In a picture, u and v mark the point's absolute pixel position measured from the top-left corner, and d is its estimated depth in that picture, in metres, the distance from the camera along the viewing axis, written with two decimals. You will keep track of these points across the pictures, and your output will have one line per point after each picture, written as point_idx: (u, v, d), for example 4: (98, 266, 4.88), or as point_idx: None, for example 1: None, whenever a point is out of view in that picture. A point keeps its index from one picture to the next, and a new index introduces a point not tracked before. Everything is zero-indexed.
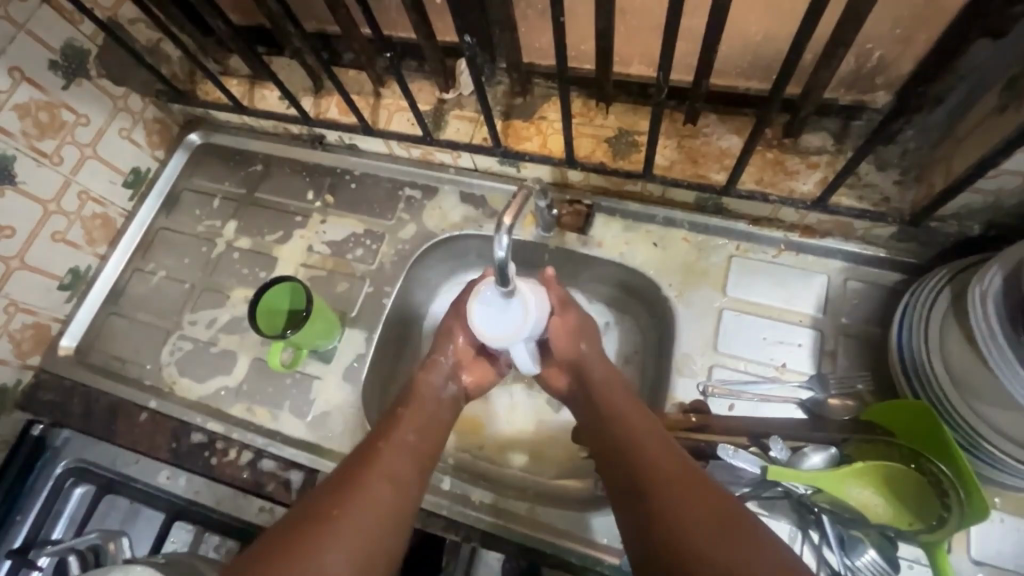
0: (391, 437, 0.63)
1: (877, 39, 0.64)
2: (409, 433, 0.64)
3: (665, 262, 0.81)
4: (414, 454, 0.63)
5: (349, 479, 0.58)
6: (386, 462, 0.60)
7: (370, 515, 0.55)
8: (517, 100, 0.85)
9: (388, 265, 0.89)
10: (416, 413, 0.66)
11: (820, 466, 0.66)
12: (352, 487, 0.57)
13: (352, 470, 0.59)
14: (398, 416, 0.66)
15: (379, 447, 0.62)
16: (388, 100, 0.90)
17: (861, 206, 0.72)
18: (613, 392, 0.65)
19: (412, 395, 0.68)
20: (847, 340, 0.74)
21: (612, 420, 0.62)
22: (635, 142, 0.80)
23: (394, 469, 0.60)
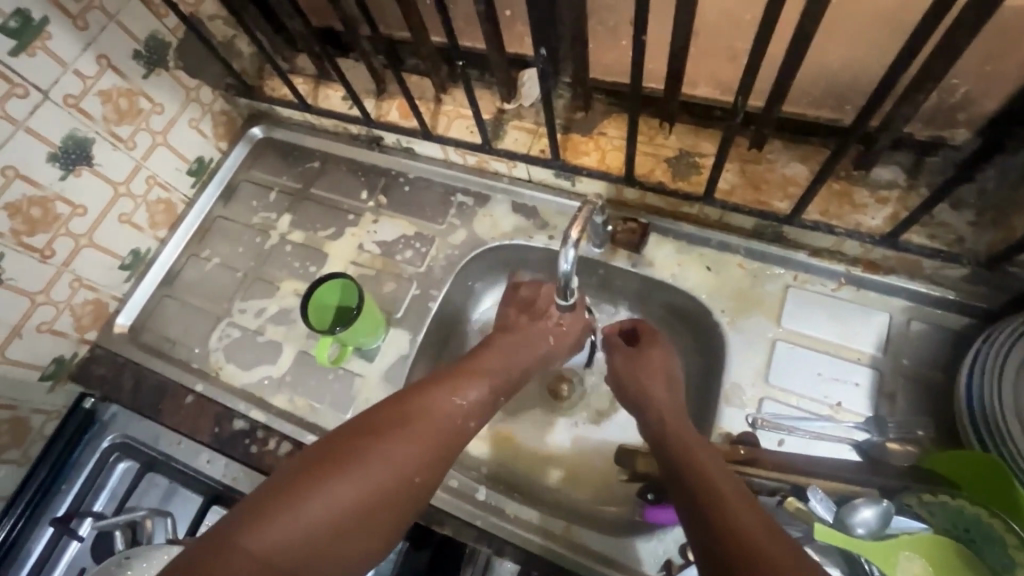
0: (458, 384, 0.62)
1: (964, 75, 0.61)
2: (478, 388, 0.63)
3: (719, 287, 0.79)
4: (473, 411, 0.62)
5: (411, 411, 0.58)
6: (449, 408, 0.60)
7: (415, 452, 0.55)
8: (578, 115, 0.85)
9: (437, 268, 0.89)
10: (497, 361, 0.67)
11: (871, 520, 0.61)
12: (411, 421, 0.57)
13: (418, 399, 0.59)
14: (476, 369, 0.65)
15: (446, 388, 0.61)
16: (448, 107, 0.92)
17: (932, 245, 0.69)
18: (684, 431, 0.62)
19: (495, 343, 0.70)
20: (907, 382, 0.71)
21: (678, 456, 0.58)
22: (696, 164, 0.79)
23: (452, 421, 0.59)
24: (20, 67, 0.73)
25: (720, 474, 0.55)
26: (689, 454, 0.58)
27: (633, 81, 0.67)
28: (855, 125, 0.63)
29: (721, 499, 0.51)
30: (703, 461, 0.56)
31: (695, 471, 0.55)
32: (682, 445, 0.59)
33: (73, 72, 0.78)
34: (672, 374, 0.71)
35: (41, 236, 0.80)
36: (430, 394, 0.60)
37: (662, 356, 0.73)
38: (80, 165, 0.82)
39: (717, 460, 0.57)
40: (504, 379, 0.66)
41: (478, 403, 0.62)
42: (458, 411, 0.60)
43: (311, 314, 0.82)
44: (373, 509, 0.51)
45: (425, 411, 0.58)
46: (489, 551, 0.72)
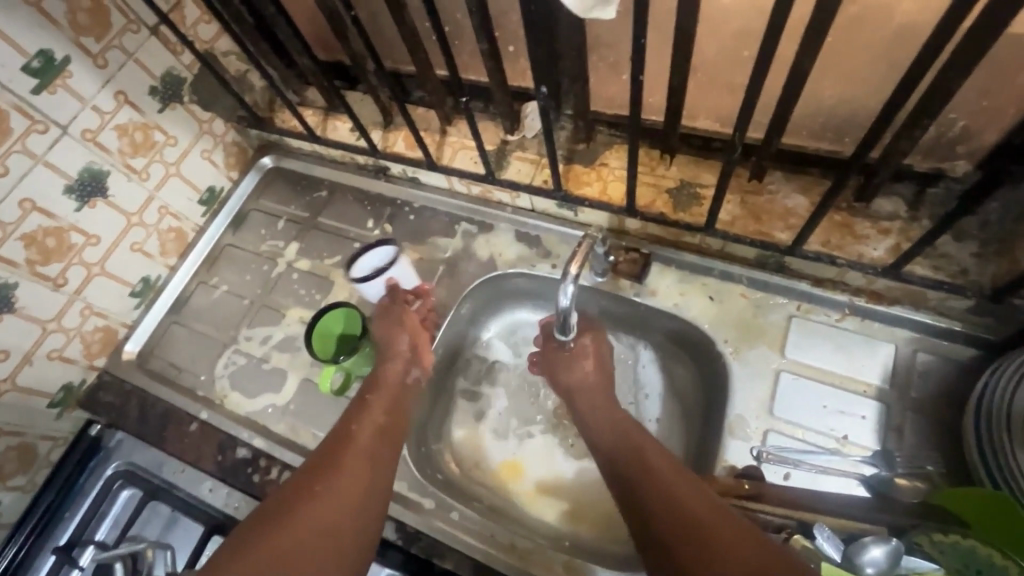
0: (359, 417, 0.73)
1: (962, 109, 0.61)
2: (376, 414, 0.74)
3: (721, 317, 0.79)
4: (379, 430, 0.72)
5: (330, 458, 0.68)
6: (359, 438, 0.70)
7: (339, 484, 0.65)
8: (579, 146, 0.86)
9: (442, 297, 0.90)
10: (383, 398, 0.76)
11: (880, 560, 0.57)
12: (328, 466, 0.67)
13: (328, 455, 0.68)
14: (364, 402, 0.75)
15: (347, 426, 0.72)
16: (453, 138, 0.93)
17: (935, 277, 0.69)
18: (639, 442, 0.68)
19: (376, 384, 0.77)
20: (915, 416, 0.70)
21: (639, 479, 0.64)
22: (697, 194, 0.80)
23: (366, 448, 0.69)
24: (41, 104, 0.75)
25: (680, 488, 0.61)
26: (649, 475, 0.63)
27: (632, 116, 0.69)
28: (853, 159, 0.63)
29: (686, 523, 0.57)
30: (661, 477, 0.63)
31: (657, 492, 0.61)
32: (641, 466, 0.65)
33: (91, 108, 0.81)
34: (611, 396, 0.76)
35: (55, 265, 0.82)
36: (345, 438, 0.71)
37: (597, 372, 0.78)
38: (95, 197, 0.85)
39: (676, 471, 0.63)
40: (387, 394, 0.76)
41: (375, 437, 0.71)
42: (370, 437, 0.71)
43: (316, 343, 0.83)
44: (318, 534, 0.61)
45: (335, 459, 0.68)
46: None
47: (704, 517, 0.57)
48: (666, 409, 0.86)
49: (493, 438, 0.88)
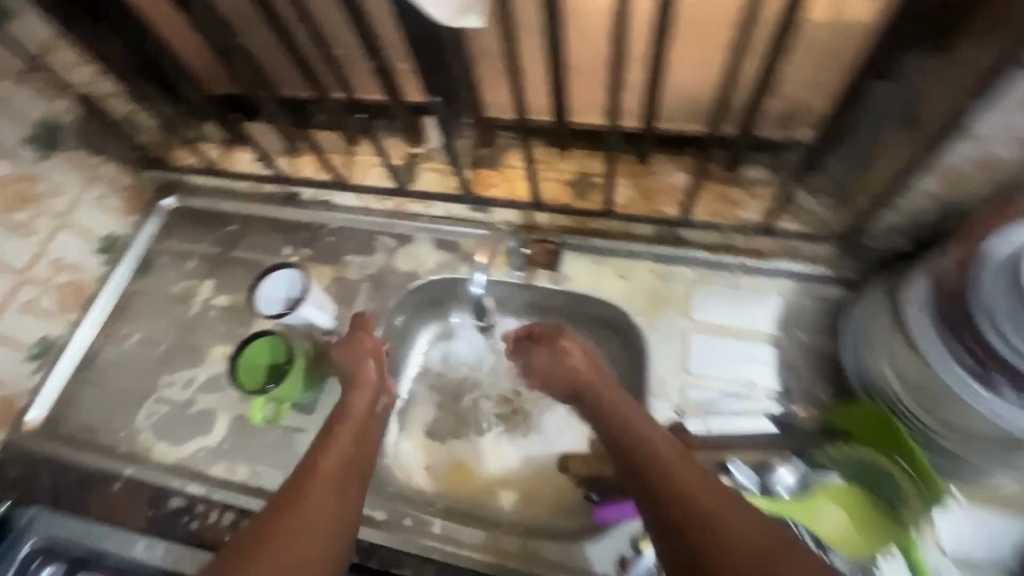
0: (321, 451, 0.67)
1: (791, 83, 0.72)
2: (338, 447, 0.68)
3: (632, 293, 0.86)
4: (343, 459, 0.67)
5: (291, 497, 0.61)
6: (319, 471, 0.64)
7: (300, 526, 0.58)
8: (482, 151, 0.91)
9: (369, 311, 0.91)
10: (349, 431, 0.70)
11: (790, 481, 0.70)
12: (289, 506, 0.60)
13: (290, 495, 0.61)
14: (329, 434, 0.69)
15: (310, 463, 0.66)
16: (361, 157, 0.97)
17: (800, 228, 0.80)
18: (630, 424, 0.63)
19: (344, 415, 0.72)
20: (806, 354, 0.79)
21: (638, 464, 0.59)
22: (594, 183, 0.87)
23: (327, 481, 0.63)
24: None
25: (682, 471, 0.56)
26: (646, 459, 0.59)
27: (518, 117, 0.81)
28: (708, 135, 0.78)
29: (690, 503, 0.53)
30: (660, 462, 0.58)
31: (662, 477, 0.56)
32: (638, 450, 0.60)
33: None
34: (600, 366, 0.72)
35: None
36: (309, 475, 0.64)
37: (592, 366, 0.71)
38: None
39: (674, 453, 0.58)
40: (349, 426, 0.71)
41: (340, 474, 0.65)
42: (329, 469, 0.65)
43: (244, 378, 0.81)
44: None
45: (301, 499, 0.61)
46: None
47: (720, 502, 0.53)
48: None
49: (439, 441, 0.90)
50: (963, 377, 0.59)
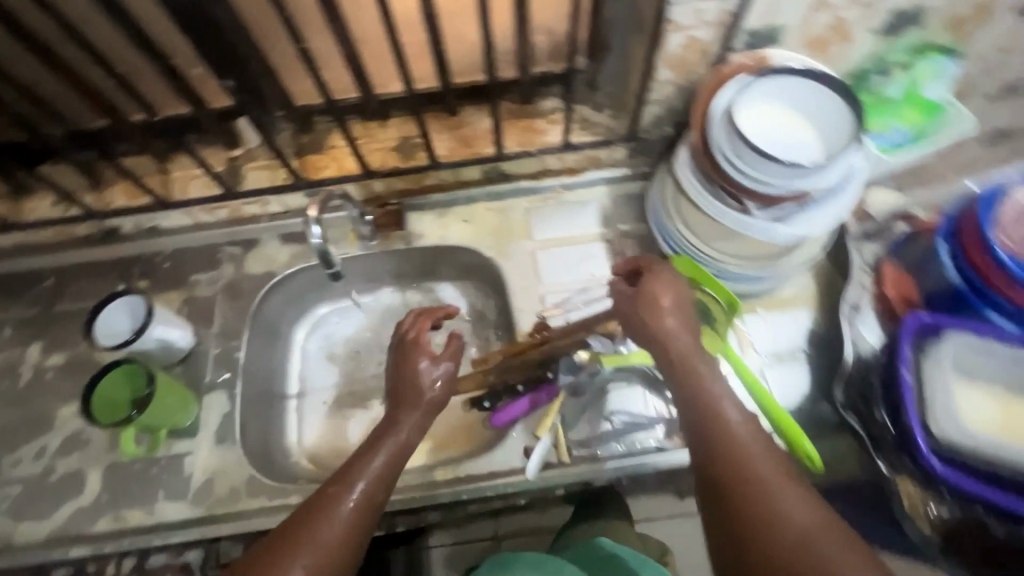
0: (350, 479, 0.63)
1: (549, 19, 0.84)
2: (370, 479, 0.64)
3: (478, 232, 0.95)
4: (369, 507, 0.62)
5: (296, 521, 0.59)
6: (345, 508, 0.61)
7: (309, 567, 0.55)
8: (304, 139, 0.94)
9: (232, 320, 0.90)
10: (382, 455, 0.66)
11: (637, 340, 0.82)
12: (299, 537, 0.57)
13: (301, 515, 0.60)
14: (363, 459, 0.66)
15: (334, 493, 0.62)
16: (179, 172, 0.93)
17: (595, 138, 0.93)
18: (713, 403, 0.62)
19: (382, 434, 0.69)
20: (629, 240, 0.93)
21: (709, 437, 0.59)
22: (417, 143, 0.94)
23: (348, 519, 0.60)
24: None
25: (765, 462, 0.57)
26: (725, 439, 0.59)
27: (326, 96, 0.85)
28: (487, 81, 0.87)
29: (750, 483, 0.55)
30: (743, 445, 0.58)
31: (736, 460, 0.57)
32: (715, 428, 0.60)
33: None
34: (684, 308, 0.69)
35: None
36: (325, 504, 0.61)
37: (686, 327, 0.68)
38: None
39: (763, 445, 0.58)
40: (392, 449, 0.67)
41: (363, 501, 0.62)
42: (356, 512, 0.61)
43: (97, 411, 0.74)
44: None
45: (312, 522, 0.59)
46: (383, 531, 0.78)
47: (796, 505, 0.53)
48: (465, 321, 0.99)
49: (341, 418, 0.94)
50: (719, 208, 0.76)
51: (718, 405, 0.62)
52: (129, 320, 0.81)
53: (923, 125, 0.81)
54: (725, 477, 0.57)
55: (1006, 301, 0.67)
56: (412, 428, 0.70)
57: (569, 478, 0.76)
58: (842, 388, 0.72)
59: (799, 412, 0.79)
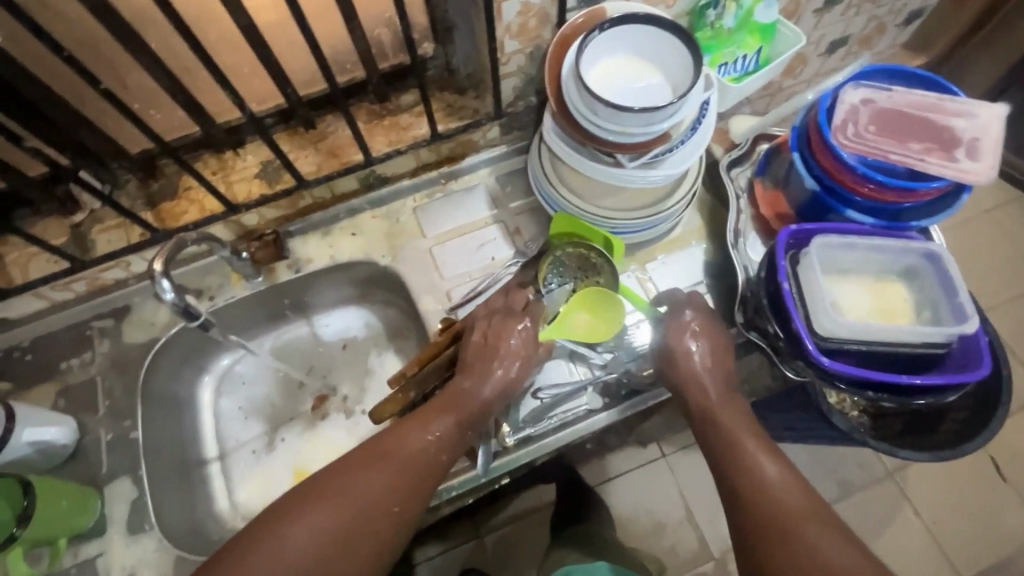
0: (432, 419, 0.68)
1: None
2: (445, 426, 0.68)
3: (369, 242, 0.91)
4: (441, 454, 0.67)
5: (378, 449, 0.65)
6: (422, 441, 0.66)
7: (388, 486, 0.62)
8: (154, 187, 0.84)
9: (119, 399, 0.81)
10: (455, 410, 0.69)
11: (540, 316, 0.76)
12: (379, 457, 0.64)
13: (386, 439, 0.66)
14: (438, 409, 0.69)
15: (417, 426, 0.67)
16: (13, 255, 0.81)
17: (464, 122, 0.90)
18: (742, 449, 0.65)
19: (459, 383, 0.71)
20: (521, 216, 0.93)
21: (738, 485, 0.63)
22: (280, 165, 0.87)
23: (422, 461, 0.65)
24: None
25: (792, 498, 0.60)
26: (751, 479, 0.63)
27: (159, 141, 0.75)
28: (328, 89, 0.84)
29: (775, 503, 0.60)
30: (770, 484, 0.62)
31: (766, 500, 0.61)
32: (747, 479, 0.63)
33: None
34: (716, 359, 0.72)
35: None
36: (404, 439, 0.66)
37: (714, 377, 0.71)
38: None
39: (790, 482, 0.62)
40: (467, 411, 0.69)
41: (437, 444, 0.67)
42: (429, 449, 0.66)
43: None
44: (346, 541, 0.59)
45: (390, 452, 0.64)
46: None
47: (819, 537, 0.57)
48: (380, 337, 0.98)
49: (271, 468, 0.90)
50: (595, 167, 0.75)
51: (746, 443, 0.65)
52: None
53: (761, 47, 0.85)
54: (752, 501, 0.61)
55: (858, 199, 0.71)
56: (486, 390, 0.71)
57: (509, 464, 0.78)
58: (741, 311, 0.75)
59: None
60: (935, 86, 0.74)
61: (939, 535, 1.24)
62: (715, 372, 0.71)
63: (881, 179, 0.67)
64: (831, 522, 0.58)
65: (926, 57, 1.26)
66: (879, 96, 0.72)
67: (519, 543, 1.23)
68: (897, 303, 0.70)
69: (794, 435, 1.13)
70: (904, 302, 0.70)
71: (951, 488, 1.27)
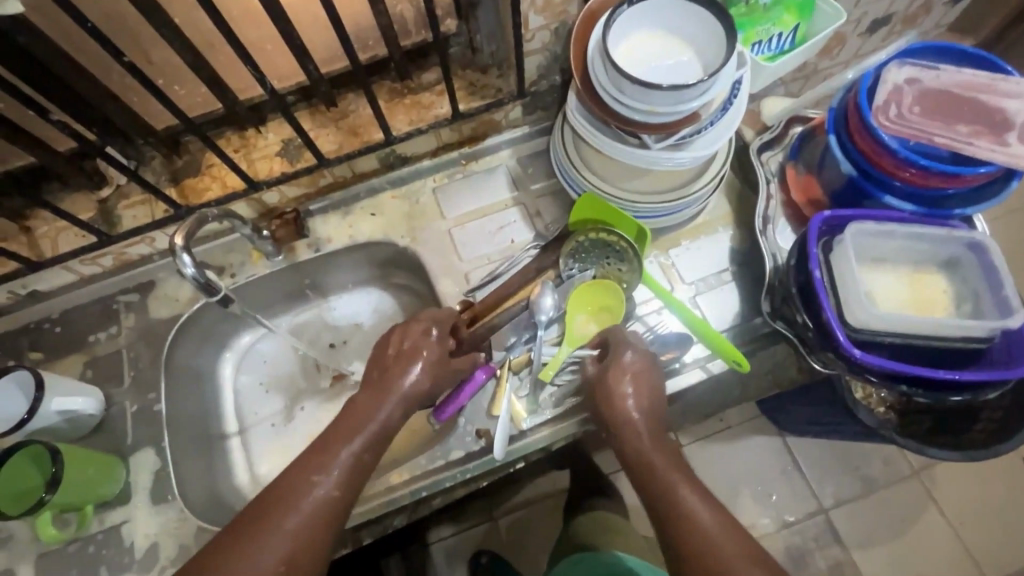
0: (324, 461, 0.63)
1: None
2: (338, 463, 0.63)
3: (388, 223, 0.90)
4: (338, 498, 0.62)
5: (262, 509, 0.60)
6: (313, 488, 0.61)
7: (280, 548, 0.57)
8: (178, 163, 0.85)
9: (144, 372, 0.83)
10: (356, 440, 0.65)
11: (552, 304, 0.79)
12: (264, 520, 0.58)
13: (272, 494, 0.61)
14: (337, 439, 0.65)
15: (302, 477, 0.61)
16: (44, 229, 0.83)
17: (486, 101, 0.89)
18: (677, 492, 0.63)
19: (351, 412, 0.68)
20: (542, 199, 0.91)
21: (679, 538, 0.60)
22: (301, 143, 0.87)
23: (318, 509, 0.60)
24: None
25: (730, 544, 0.58)
26: (692, 526, 0.60)
27: (183, 117, 0.75)
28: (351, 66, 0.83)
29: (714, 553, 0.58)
30: (708, 529, 0.59)
31: (705, 550, 0.58)
32: (688, 531, 0.60)
33: None
34: (643, 392, 0.70)
35: None
36: (291, 488, 0.61)
37: (646, 417, 0.69)
38: None
39: (726, 527, 0.60)
40: (388, 407, 0.68)
41: (332, 485, 0.62)
42: (323, 493, 0.61)
43: (2, 506, 0.66)
44: None
45: (275, 509, 0.59)
46: (350, 546, 0.76)
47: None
48: (398, 318, 0.98)
49: (290, 444, 0.91)
50: (619, 147, 0.72)
51: (684, 486, 0.63)
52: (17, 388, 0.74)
53: (799, 24, 0.81)
54: (693, 550, 0.59)
55: (897, 184, 0.68)
56: (387, 413, 0.67)
57: (525, 448, 0.77)
58: (768, 300, 0.73)
59: (737, 330, 0.80)
60: (987, 66, 0.70)
61: (965, 537, 1.20)
62: (648, 412, 0.69)
63: (924, 162, 0.64)
64: (765, 565, 0.56)
65: (970, 37, 1.19)
66: (924, 75, 0.68)
67: (530, 526, 1.23)
68: (934, 294, 0.67)
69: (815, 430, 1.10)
70: (943, 293, 0.67)
71: (981, 490, 1.23)
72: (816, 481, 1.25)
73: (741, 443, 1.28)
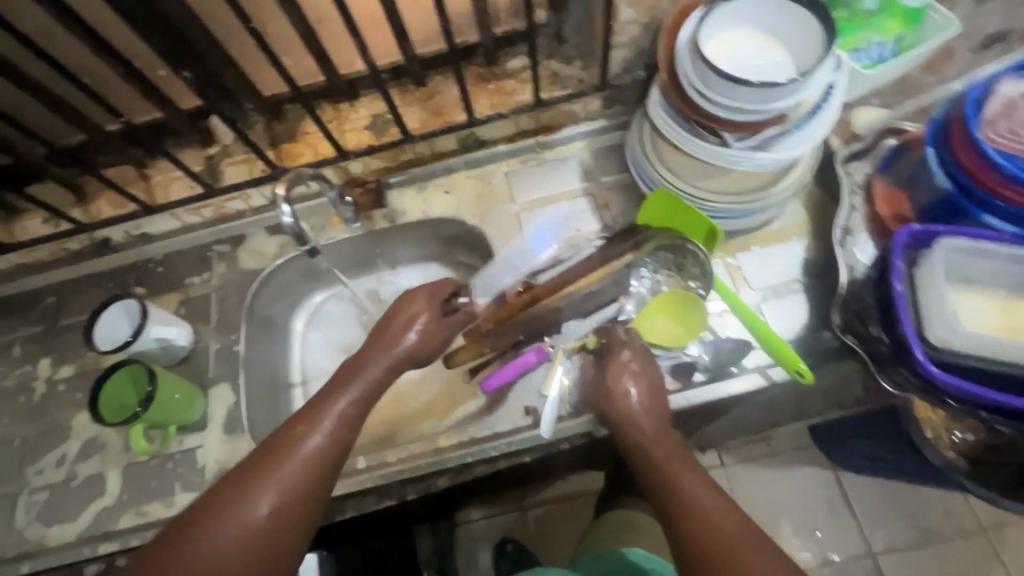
0: (325, 409, 0.68)
1: None
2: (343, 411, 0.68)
3: (460, 202, 0.94)
4: (341, 442, 0.67)
5: (267, 449, 0.64)
6: (316, 435, 0.65)
7: (285, 484, 0.62)
8: (277, 128, 0.93)
9: (228, 315, 0.91)
10: (360, 391, 0.71)
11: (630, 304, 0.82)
12: (270, 459, 0.63)
13: (278, 436, 0.65)
14: (339, 393, 0.70)
15: (307, 424, 0.66)
16: (159, 177, 0.92)
17: (567, 92, 0.91)
18: (677, 480, 0.64)
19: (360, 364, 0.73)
20: (611, 191, 0.92)
21: (683, 525, 0.60)
22: (388, 119, 0.92)
23: (324, 450, 0.65)
24: None
25: (732, 524, 0.58)
26: (693, 510, 0.61)
27: (289, 84, 0.82)
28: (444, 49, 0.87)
29: (717, 537, 0.58)
30: (709, 512, 0.60)
31: (707, 531, 0.58)
32: (691, 515, 0.60)
33: None
34: (645, 387, 0.71)
35: None
36: (296, 432, 0.65)
37: (647, 410, 0.70)
38: None
39: (729, 509, 0.60)
40: (390, 360, 0.74)
41: (335, 430, 0.67)
42: (326, 438, 0.66)
43: (107, 414, 0.76)
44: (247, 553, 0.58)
45: (282, 451, 0.64)
46: (394, 500, 0.80)
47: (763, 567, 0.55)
48: None
49: None
50: (698, 144, 0.72)
51: (683, 474, 0.64)
52: (124, 313, 0.83)
53: (904, 34, 0.77)
54: (694, 535, 0.59)
55: (1000, 203, 0.64)
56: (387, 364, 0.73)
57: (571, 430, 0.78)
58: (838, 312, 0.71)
59: (803, 341, 0.78)
60: None
61: None
62: (650, 407, 0.70)
63: None
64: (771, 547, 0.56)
65: None
66: None
67: (559, 520, 1.24)
68: None
69: (873, 467, 1.04)
70: None
71: None
72: (866, 522, 1.18)
73: (789, 471, 1.23)
